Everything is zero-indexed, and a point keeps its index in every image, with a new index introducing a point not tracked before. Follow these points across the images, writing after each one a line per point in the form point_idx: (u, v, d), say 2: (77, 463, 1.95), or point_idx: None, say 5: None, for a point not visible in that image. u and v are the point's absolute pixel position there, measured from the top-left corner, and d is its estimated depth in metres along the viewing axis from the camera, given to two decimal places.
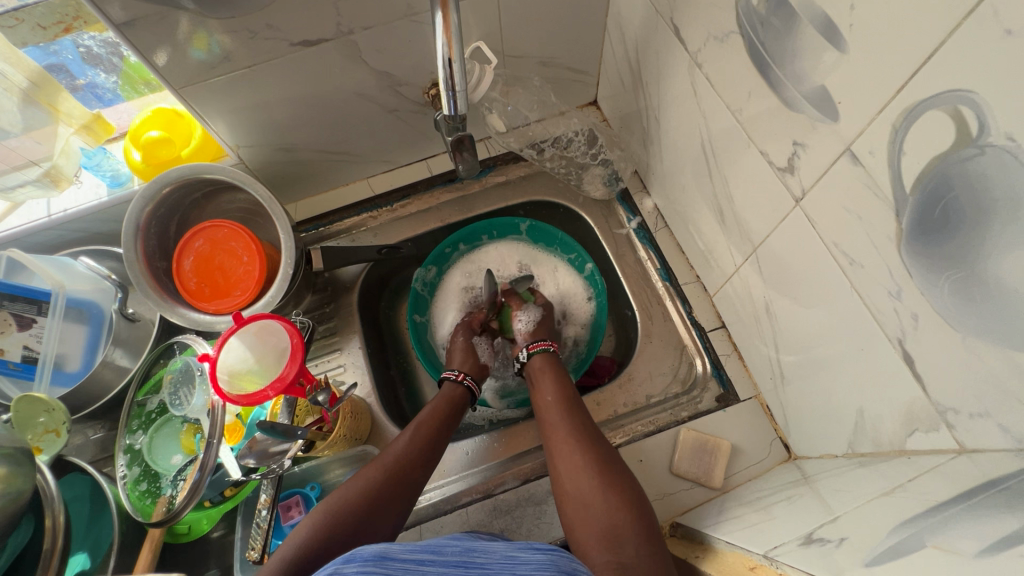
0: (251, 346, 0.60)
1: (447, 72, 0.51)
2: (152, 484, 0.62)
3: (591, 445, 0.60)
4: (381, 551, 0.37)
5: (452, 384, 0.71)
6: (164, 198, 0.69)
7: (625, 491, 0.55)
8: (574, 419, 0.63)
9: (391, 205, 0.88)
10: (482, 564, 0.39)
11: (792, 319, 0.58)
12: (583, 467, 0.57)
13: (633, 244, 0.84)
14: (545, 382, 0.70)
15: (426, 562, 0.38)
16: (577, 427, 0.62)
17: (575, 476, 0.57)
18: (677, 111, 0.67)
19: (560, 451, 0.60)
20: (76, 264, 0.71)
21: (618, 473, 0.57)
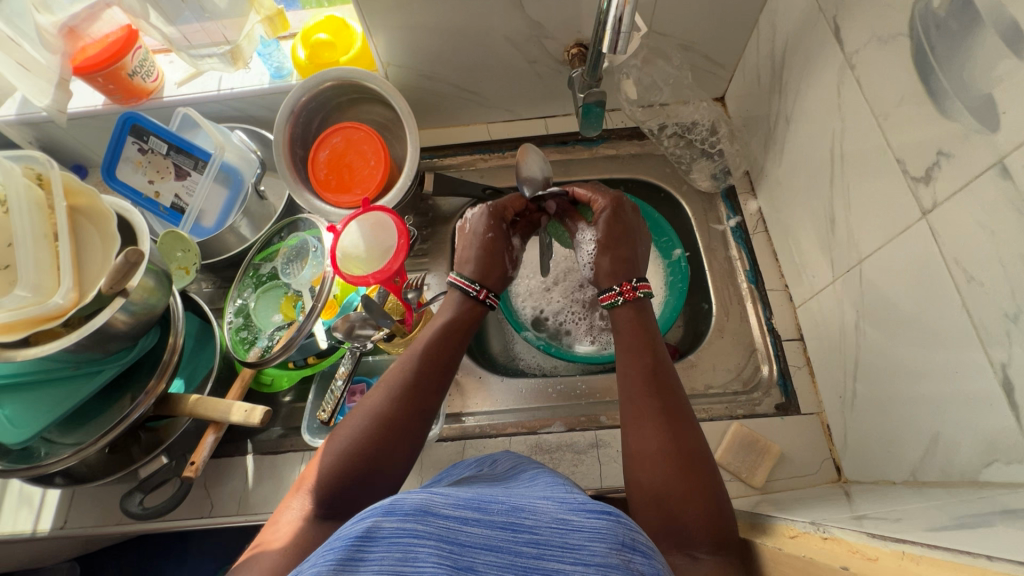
0: (366, 236, 0.66)
1: (613, 32, 0.56)
2: (251, 334, 0.71)
3: (675, 428, 0.54)
4: (423, 504, 0.30)
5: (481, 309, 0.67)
6: (317, 93, 0.77)
7: (709, 485, 0.51)
8: (657, 395, 0.57)
9: (502, 153, 0.93)
10: (532, 529, 0.32)
11: (882, 337, 0.57)
12: (660, 453, 0.53)
13: (726, 241, 0.84)
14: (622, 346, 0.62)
15: (471, 521, 0.31)
16: (656, 415, 0.55)
17: (649, 467, 0.53)
18: (811, 113, 0.67)
19: (635, 430, 0.56)
20: (233, 134, 0.80)
21: (698, 474, 0.51)
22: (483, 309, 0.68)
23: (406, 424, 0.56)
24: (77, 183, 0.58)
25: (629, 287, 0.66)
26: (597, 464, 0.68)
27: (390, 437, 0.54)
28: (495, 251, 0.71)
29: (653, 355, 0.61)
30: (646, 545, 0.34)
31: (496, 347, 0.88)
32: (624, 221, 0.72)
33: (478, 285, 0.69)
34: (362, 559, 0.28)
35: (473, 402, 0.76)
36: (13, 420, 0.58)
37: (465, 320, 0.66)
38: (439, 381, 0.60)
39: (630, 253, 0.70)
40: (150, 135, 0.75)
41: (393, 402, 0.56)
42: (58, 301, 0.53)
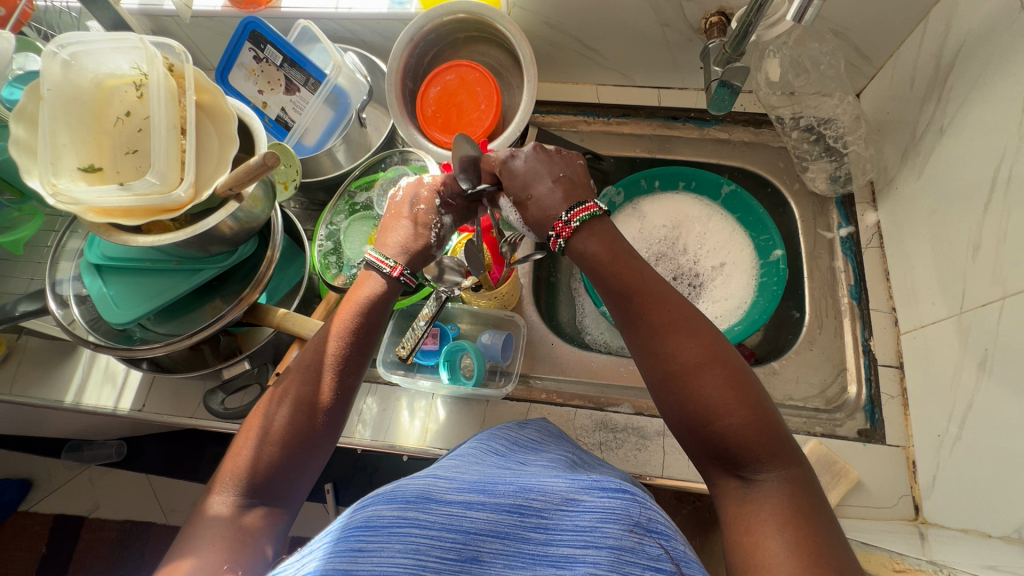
0: None
1: (799, 7, 0.51)
2: (338, 260, 0.72)
3: (680, 345, 0.48)
4: (424, 492, 0.35)
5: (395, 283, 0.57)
6: (439, 25, 0.74)
7: (745, 392, 0.46)
8: (644, 323, 0.50)
9: (607, 119, 0.89)
10: (540, 513, 0.35)
11: (1014, 386, 0.53)
12: (675, 375, 0.47)
13: (833, 251, 0.79)
14: (598, 279, 0.53)
15: (475, 506, 0.35)
16: (660, 341, 0.49)
17: (668, 395, 0.48)
18: (976, 130, 0.60)
19: (642, 355, 0.50)
20: (346, 55, 0.77)
21: (724, 384, 0.46)
22: (398, 287, 0.57)
23: (329, 413, 0.52)
24: (206, 81, 0.58)
25: (563, 224, 0.53)
26: (661, 453, 0.67)
27: (301, 436, 0.51)
28: (417, 221, 0.59)
29: (632, 272, 0.52)
30: (664, 524, 0.36)
31: (564, 316, 0.87)
32: (532, 159, 0.56)
33: (395, 259, 0.58)
34: (365, 546, 0.32)
35: (541, 367, 0.76)
36: (118, 301, 0.61)
37: (380, 298, 0.56)
38: (360, 364, 0.55)
39: (547, 195, 0.55)
40: (267, 44, 0.74)
41: (311, 393, 0.52)
42: (179, 195, 0.52)
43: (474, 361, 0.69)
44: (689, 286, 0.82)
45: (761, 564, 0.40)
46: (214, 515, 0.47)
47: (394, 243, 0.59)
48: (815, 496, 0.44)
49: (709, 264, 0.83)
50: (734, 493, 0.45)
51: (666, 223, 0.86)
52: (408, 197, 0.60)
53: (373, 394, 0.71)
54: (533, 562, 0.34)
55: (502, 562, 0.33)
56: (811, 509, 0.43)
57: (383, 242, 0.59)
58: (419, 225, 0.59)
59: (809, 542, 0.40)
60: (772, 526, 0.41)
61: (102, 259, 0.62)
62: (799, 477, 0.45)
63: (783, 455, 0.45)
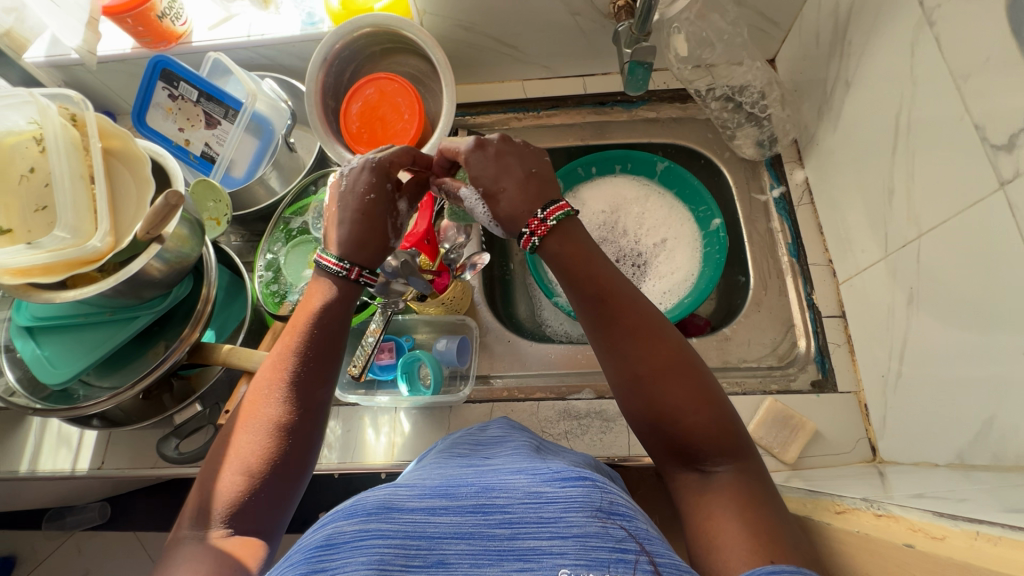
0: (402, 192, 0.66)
1: None
2: (281, 289, 0.71)
3: (645, 351, 0.49)
4: (386, 501, 0.33)
5: (353, 285, 0.56)
6: (351, 41, 0.74)
7: (706, 393, 0.47)
8: (614, 325, 0.50)
9: (537, 112, 0.89)
10: (504, 508, 0.34)
11: (938, 318, 0.55)
12: (641, 379, 0.48)
13: (768, 213, 0.81)
14: (567, 282, 0.53)
15: (439, 510, 0.34)
16: (629, 342, 0.49)
17: (635, 395, 0.49)
18: (877, 79, 0.62)
19: (609, 359, 0.51)
20: (263, 82, 0.77)
21: (687, 386, 0.47)
22: (357, 288, 0.56)
23: (297, 429, 0.50)
24: (111, 126, 0.57)
25: (538, 219, 0.52)
26: (625, 432, 0.68)
27: (275, 455, 0.49)
28: (376, 216, 0.57)
29: (601, 279, 0.51)
30: (626, 506, 0.37)
31: (522, 312, 0.87)
32: (500, 154, 0.56)
33: (350, 262, 0.56)
34: (326, 565, 0.30)
35: (502, 366, 0.76)
36: (54, 360, 0.59)
37: (342, 300, 0.55)
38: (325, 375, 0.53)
39: (518, 190, 0.54)
40: (179, 81, 0.73)
41: (278, 410, 0.50)
42: (95, 245, 0.51)
43: (430, 370, 0.70)
44: (632, 266, 0.85)
45: (721, 545, 0.40)
46: (189, 547, 0.44)
47: (352, 237, 0.56)
48: (769, 485, 0.46)
49: (652, 241, 0.86)
50: (691, 485, 0.46)
51: (606, 207, 0.88)
52: (361, 186, 0.58)
53: (335, 417, 0.71)
54: (500, 558, 0.32)
55: (468, 562, 0.32)
56: (764, 495, 0.44)
57: (335, 236, 0.57)
58: (376, 218, 0.57)
59: (762, 521, 0.41)
60: (729, 511, 0.42)
61: (33, 321, 0.60)
62: (754, 470, 0.46)
63: (739, 450, 0.46)
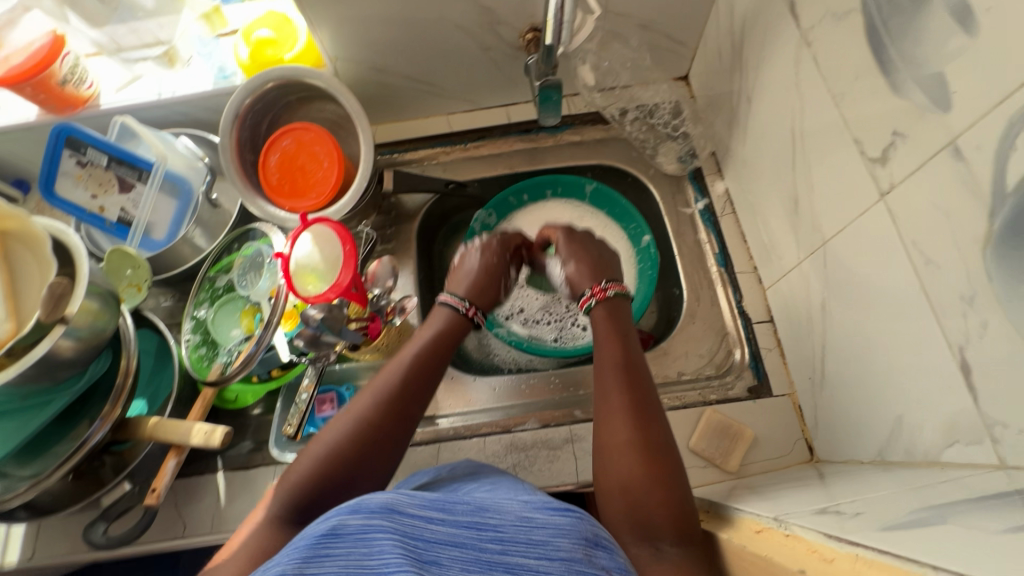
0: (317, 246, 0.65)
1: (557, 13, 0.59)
2: (211, 351, 0.69)
3: (645, 425, 0.53)
4: (388, 504, 0.35)
5: (445, 310, 0.63)
6: (263, 95, 0.73)
7: (676, 475, 0.50)
8: (626, 390, 0.55)
9: (464, 144, 0.90)
10: (496, 528, 0.37)
11: (847, 319, 0.57)
12: (631, 447, 0.51)
13: (695, 225, 0.83)
14: (603, 344, 0.60)
15: (435, 521, 0.36)
16: (631, 404, 0.54)
17: (617, 458, 0.52)
18: (773, 94, 0.65)
19: (609, 420, 0.54)
20: (177, 141, 0.76)
21: (663, 464, 0.50)
22: (468, 323, 0.64)
23: (384, 441, 0.54)
24: (6, 207, 0.57)
25: (599, 288, 0.64)
26: (573, 459, 0.68)
27: (359, 458, 0.52)
28: (492, 274, 0.68)
29: (626, 357, 0.58)
30: (607, 542, 0.40)
31: (469, 343, 0.87)
32: (578, 239, 0.71)
33: (467, 302, 0.65)
34: (327, 555, 0.31)
35: (449, 403, 0.76)
36: None
37: (455, 332, 0.63)
38: (423, 388, 0.58)
39: (592, 263, 0.68)
40: (87, 146, 0.70)
41: (373, 411, 0.54)
42: None
43: None
44: None
45: None
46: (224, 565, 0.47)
47: (472, 288, 0.67)
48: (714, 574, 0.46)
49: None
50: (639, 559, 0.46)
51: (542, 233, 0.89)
52: (489, 252, 0.69)
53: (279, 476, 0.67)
54: (487, 567, 0.35)
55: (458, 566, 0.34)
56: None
57: (454, 284, 0.68)
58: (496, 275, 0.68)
59: None
60: None
61: None
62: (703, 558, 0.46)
63: (692, 535, 0.47)
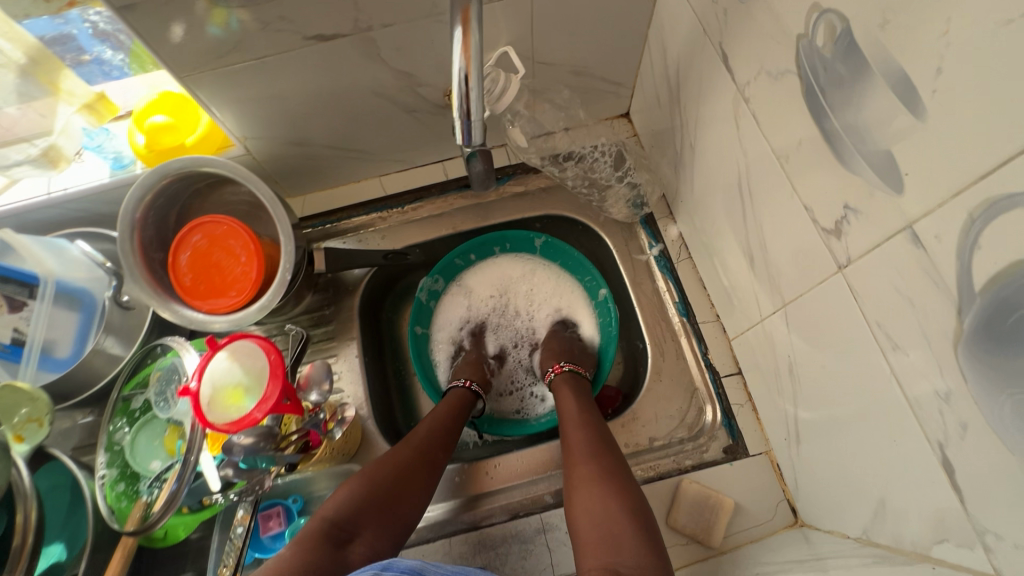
0: (230, 364, 0.57)
1: (461, 94, 0.42)
2: (130, 486, 0.61)
3: (604, 457, 0.59)
4: None
5: (460, 390, 0.73)
6: (164, 189, 0.66)
7: (633, 494, 0.55)
8: (589, 428, 0.63)
9: (402, 207, 0.84)
10: None
11: (816, 387, 0.53)
12: (590, 476, 0.57)
13: (651, 272, 0.79)
14: (567, 397, 0.70)
15: None
16: (589, 439, 0.61)
17: (581, 486, 0.57)
18: (716, 143, 0.61)
19: (571, 461, 0.60)
20: (71, 248, 0.68)
21: (621, 482, 0.56)
22: (472, 394, 0.74)
23: (413, 478, 0.60)
24: None
25: (558, 365, 0.74)
26: (547, 550, 0.62)
27: (395, 483, 0.59)
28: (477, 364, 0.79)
29: (588, 408, 0.67)
30: None
31: None
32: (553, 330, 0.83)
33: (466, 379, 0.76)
34: None
35: None
36: None
37: (467, 402, 0.73)
38: (446, 440, 0.66)
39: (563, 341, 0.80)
40: None
41: (404, 454, 0.62)
42: None
43: None
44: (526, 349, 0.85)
45: None
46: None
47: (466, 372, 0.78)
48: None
49: (546, 316, 0.85)
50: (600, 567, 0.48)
51: (494, 294, 0.86)
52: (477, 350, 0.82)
53: None
54: None
55: None
56: None
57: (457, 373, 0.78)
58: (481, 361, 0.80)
59: None
60: None
61: None
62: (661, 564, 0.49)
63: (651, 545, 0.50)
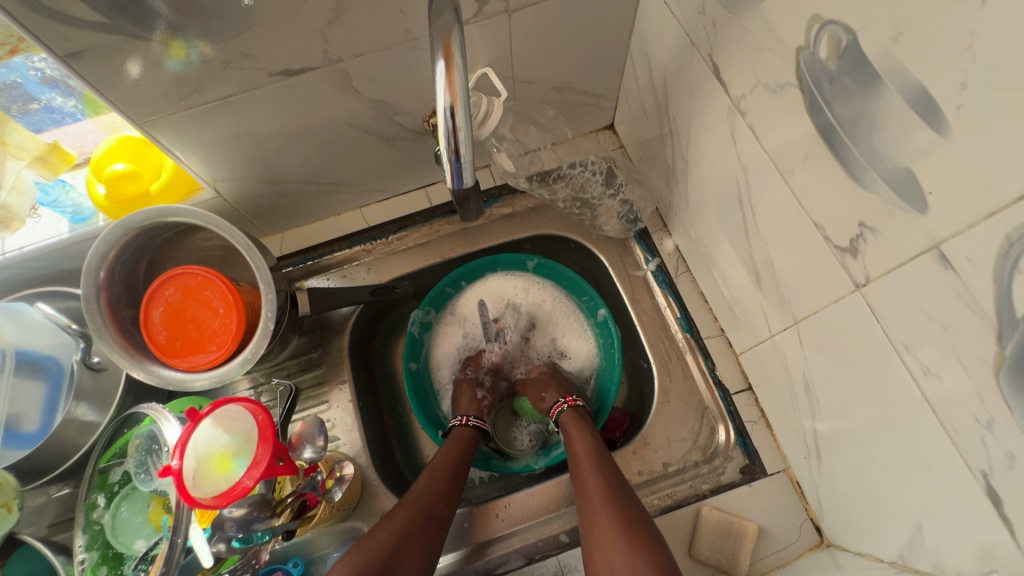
0: (213, 432, 0.52)
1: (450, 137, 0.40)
2: (114, 569, 0.56)
3: (623, 503, 0.56)
4: None
5: (465, 429, 0.69)
6: (129, 241, 0.61)
7: (657, 544, 0.52)
8: (602, 473, 0.60)
9: (386, 238, 0.80)
10: None
11: (837, 407, 0.51)
12: (609, 526, 0.54)
13: (650, 288, 0.77)
14: (577, 433, 0.66)
15: None
16: (605, 484, 0.58)
17: (602, 540, 0.53)
18: (710, 157, 0.59)
19: (589, 510, 0.57)
20: (33, 311, 0.64)
21: (645, 534, 0.52)
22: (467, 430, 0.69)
23: (416, 539, 0.55)
24: None
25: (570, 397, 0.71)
26: None
27: (399, 549, 0.53)
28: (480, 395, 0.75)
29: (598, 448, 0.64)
30: None
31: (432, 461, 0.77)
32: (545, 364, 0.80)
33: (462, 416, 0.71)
34: None
35: None
36: None
37: (467, 437, 0.68)
38: (452, 488, 0.61)
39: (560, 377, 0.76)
40: None
41: (407, 514, 0.56)
42: None
43: None
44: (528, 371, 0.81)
45: None
46: None
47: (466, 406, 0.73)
48: None
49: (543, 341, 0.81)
50: None
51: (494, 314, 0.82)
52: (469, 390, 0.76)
53: None
54: None
55: None
56: None
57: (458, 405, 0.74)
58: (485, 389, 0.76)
59: None
60: None
61: None
62: None
63: None
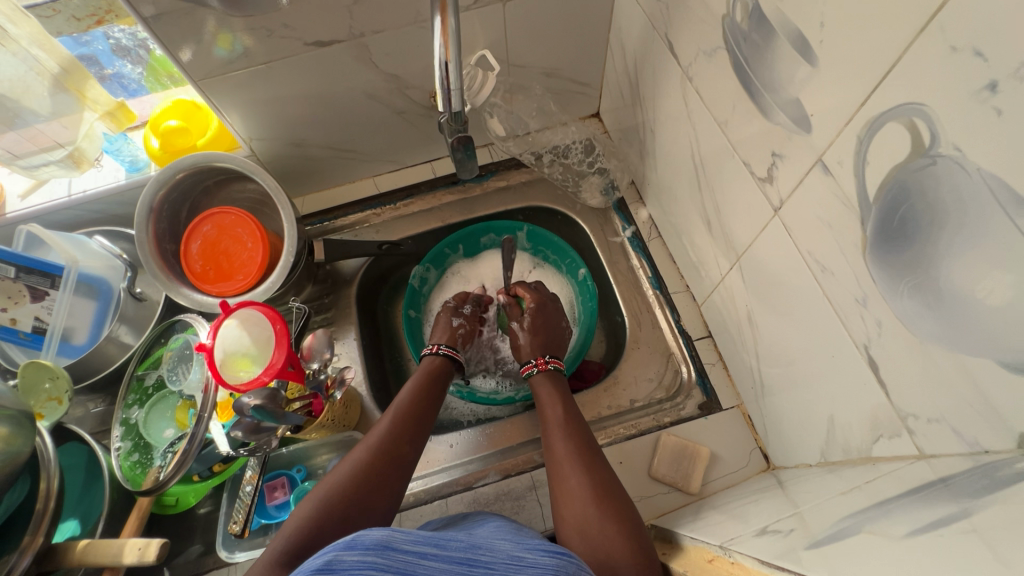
0: (239, 333, 0.62)
1: (443, 75, 0.54)
2: (144, 456, 0.64)
3: (591, 466, 0.58)
4: (383, 540, 0.34)
5: (436, 359, 0.74)
6: (176, 184, 0.72)
7: (623, 506, 0.54)
8: (574, 439, 0.62)
9: (394, 204, 0.91)
10: (488, 565, 0.36)
11: (771, 329, 0.59)
12: (579, 490, 0.56)
13: (626, 252, 0.86)
14: (548, 398, 0.69)
15: (429, 556, 0.35)
16: (575, 449, 0.61)
17: (570, 501, 0.56)
18: (671, 125, 0.69)
19: (559, 474, 0.59)
20: (91, 242, 0.74)
21: (613, 498, 0.55)
22: (443, 360, 0.75)
23: (380, 480, 0.58)
24: None
25: (541, 361, 0.73)
26: (538, 505, 0.67)
27: (362, 492, 0.56)
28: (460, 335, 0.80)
29: (572, 414, 0.66)
30: None
31: None
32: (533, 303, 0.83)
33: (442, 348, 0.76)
34: None
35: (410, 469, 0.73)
36: None
37: (434, 375, 0.72)
38: (414, 428, 0.65)
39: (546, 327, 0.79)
40: None
41: (369, 457, 0.59)
42: None
43: None
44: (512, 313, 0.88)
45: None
46: None
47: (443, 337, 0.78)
48: None
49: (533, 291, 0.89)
50: None
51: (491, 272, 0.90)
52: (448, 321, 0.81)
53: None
54: None
55: None
56: None
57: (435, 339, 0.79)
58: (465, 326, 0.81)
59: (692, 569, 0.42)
60: None
61: None
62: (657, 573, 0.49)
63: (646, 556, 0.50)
